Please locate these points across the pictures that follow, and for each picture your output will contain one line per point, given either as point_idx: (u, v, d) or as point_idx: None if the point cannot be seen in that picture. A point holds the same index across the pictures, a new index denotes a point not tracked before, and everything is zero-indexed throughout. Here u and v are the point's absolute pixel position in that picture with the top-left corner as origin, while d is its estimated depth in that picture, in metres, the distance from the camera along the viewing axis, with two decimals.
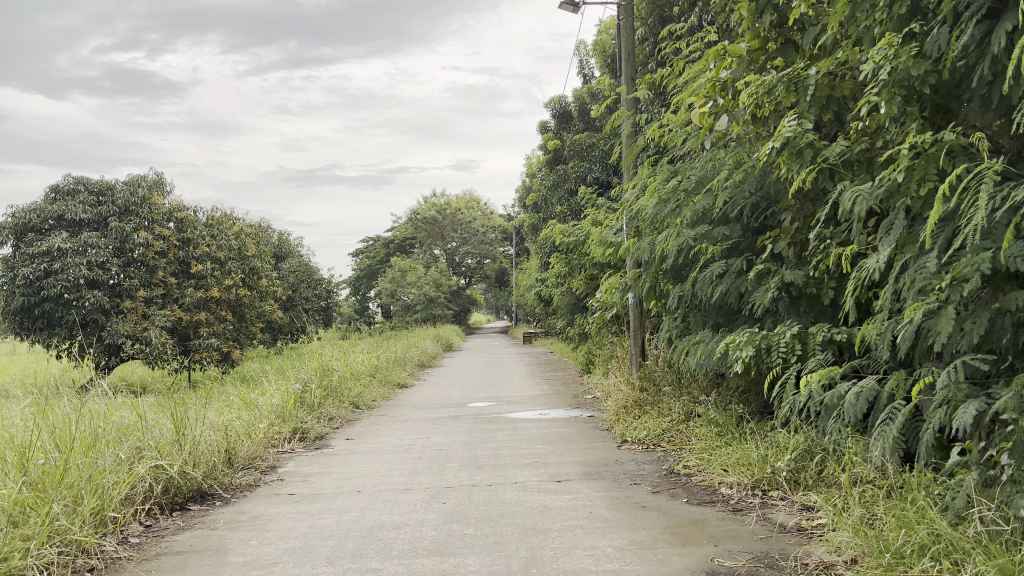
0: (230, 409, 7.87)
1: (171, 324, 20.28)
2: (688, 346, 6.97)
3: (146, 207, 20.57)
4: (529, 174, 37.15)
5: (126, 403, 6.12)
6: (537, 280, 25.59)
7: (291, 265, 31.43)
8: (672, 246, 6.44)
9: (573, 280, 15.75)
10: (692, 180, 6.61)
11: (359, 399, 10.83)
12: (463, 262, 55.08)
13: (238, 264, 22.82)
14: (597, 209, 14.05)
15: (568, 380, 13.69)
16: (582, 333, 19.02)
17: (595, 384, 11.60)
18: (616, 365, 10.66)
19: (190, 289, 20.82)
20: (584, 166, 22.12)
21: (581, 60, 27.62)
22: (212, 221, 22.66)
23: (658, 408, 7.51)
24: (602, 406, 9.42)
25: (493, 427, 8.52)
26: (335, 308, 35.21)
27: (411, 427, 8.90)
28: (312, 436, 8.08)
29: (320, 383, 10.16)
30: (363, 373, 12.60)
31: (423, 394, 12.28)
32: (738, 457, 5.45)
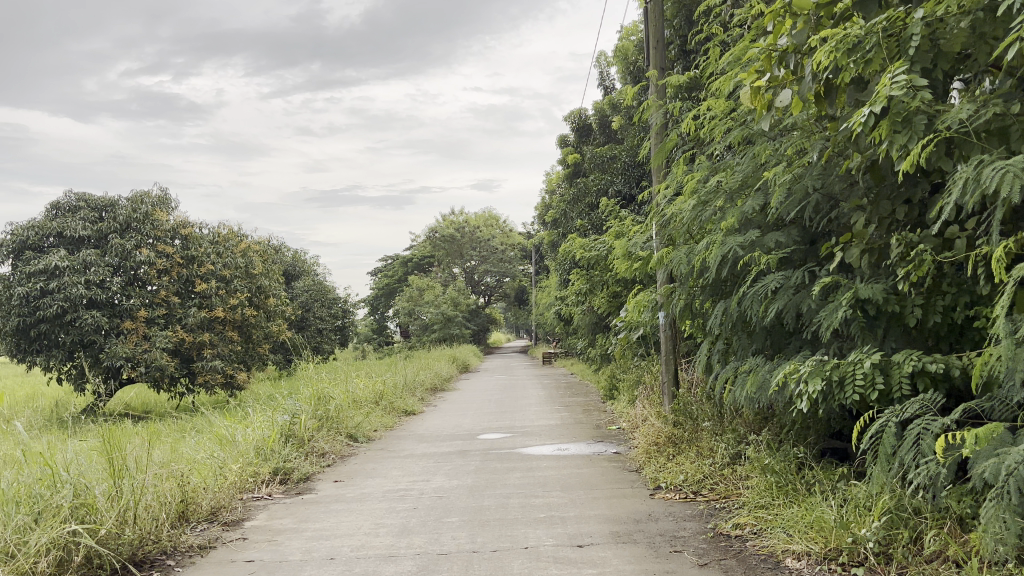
0: (201, 451, 6.84)
1: (173, 346, 19.24)
2: (733, 375, 5.90)
3: (149, 223, 19.76)
4: (548, 189, 36.27)
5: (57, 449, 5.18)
6: (557, 298, 24.56)
7: (304, 284, 30.56)
8: (716, 256, 5.38)
9: (596, 297, 14.68)
10: (738, 177, 5.57)
11: (358, 432, 9.77)
12: (482, 280, 54.17)
13: (245, 282, 21.88)
14: (621, 220, 13.00)
15: (590, 407, 12.59)
16: (604, 354, 17.92)
17: (621, 414, 10.46)
18: (644, 394, 9.55)
19: (193, 309, 19.87)
20: (605, 179, 21.11)
21: (602, 70, 26.75)
22: (219, 238, 21.79)
23: (696, 448, 6.45)
24: (629, 440, 8.33)
25: (504, 466, 7.39)
26: (352, 328, 34.23)
27: (412, 464, 7.83)
28: (295, 478, 7.04)
29: (313, 414, 9.13)
30: (366, 402, 11.54)
31: (431, 424, 11.18)
32: (805, 519, 4.36)
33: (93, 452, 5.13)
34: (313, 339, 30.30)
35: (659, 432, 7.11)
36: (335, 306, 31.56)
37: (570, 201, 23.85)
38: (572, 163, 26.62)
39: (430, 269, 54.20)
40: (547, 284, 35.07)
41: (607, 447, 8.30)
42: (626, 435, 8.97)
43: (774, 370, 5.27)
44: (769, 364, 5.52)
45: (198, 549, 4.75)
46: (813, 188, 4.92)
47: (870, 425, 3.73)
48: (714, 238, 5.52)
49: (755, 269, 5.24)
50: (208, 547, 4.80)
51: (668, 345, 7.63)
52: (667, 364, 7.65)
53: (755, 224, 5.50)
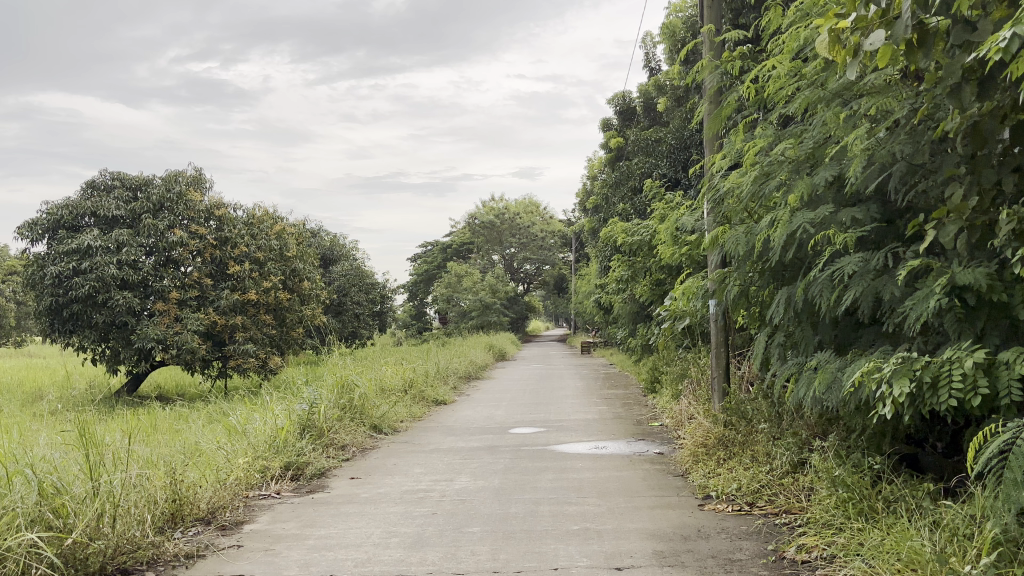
0: (207, 449, 6.33)
1: (205, 329, 18.83)
2: (798, 373, 5.21)
3: (182, 203, 19.35)
4: (590, 175, 35.61)
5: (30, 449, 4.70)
6: (597, 287, 23.91)
7: (342, 268, 30.16)
8: (780, 234, 4.66)
9: (637, 285, 13.98)
10: (808, 144, 4.86)
11: (383, 422, 9.20)
12: (521, 268, 53.60)
13: (280, 265, 21.32)
14: (666, 203, 12.28)
15: (630, 401, 11.90)
16: (645, 345, 17.23)
17: (664, 409, 9.73)
18: (690, 388, 8.84)
19: (226, 291, 19.43)
20: (649, 162, 20.31)
21: (647, 52, 25.99)
22: (253, 219, 21.11)
23: (752, 452, 5.78)
24: (673, 440, 7.65)
25: (535, 466, 6.74)
26: (390, 313, 33.87)
27: (437, 460, 7.23)
28: (309, 474, 6.47)
29: (334, 404, 8.59)
30: (394, 391, 10.96)
31: (462, 415, 10.59)
32: (892, 546, 3.68)
33: (69, 454, 4.62)
34: (350, 325, 29.94)
35: (711, 434, 6.45)
36: (372, 291, 31.18)
37: (613, 185, 23.07)
38: (614, 147, 25.84)
39: (470, 256, 53.70)
40: (586, 271, 34.36)
41: (651, 446, 7.63)
42: (669, 433, 8.28)
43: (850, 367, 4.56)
44: (840, 361, 4.81)
45: (185, 558, 4.17)
46: (900, 155, 4.19)
47: (986, 449, 3.06)
48: (778, 214, 4.80)
49: (829, 250, 4.51)
50: (197, 555, 4.22)
51: (720, 337, 6.95)
52: (717, 357, 6.95)
53: (827, 199, 4.78)
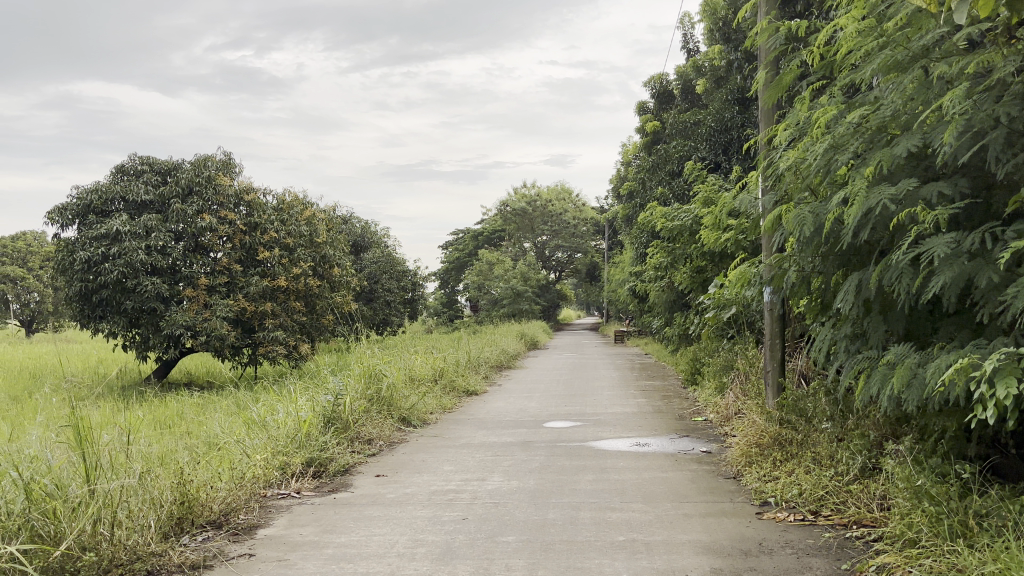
0: (223, 449, 5.95)
1: (234, 316, 18.59)
2: (869, 369, 4.68)
3: (211, 188, 19.04)
4: (625, 161, 35.01)
5: (24, 448, 4.37)
6: (632, 275, 23.35)
7: (374, 255, 29.81)
8: (855, 212, 4.12)
9: (676, 272, 13.43)
10: (888, 110, 4.31)
11: (412, 415, 8.78)
12: (553, 256, 53.06)
13: (309, 251, 20.89)
14: (709, 186, 11.73)
15: (670, 393, 11.38)
16: (683, 334, 16.67)
17: (709, 404, 9.17)
18: (739, 381, 8.28)
19: (255, 277, 19.14)
20: (688, 146, 19.67)
21: (685, 34, 25.32)
22: (283, 204, 20.71)
23: (814, 454, 5.27)
24: (722, 438, 7.13)
25: (574, 465, 6.27)
26: (422, 301, 33.54)
27: (468, 456, 6.79)
28: (331, 471, 6.05)
29: (360, 395, 8.18)
30: (424, 381, 10.54)
31: (494, 407, 10.14)
32: (1001, 574, 3.15)
33: (64, 454, 4.26)
34: (381, 312, 29.63)
35: (766, 433, 5.93)
36: (403, 279, 30.84)
37: (650, 169, 22.43)
38: (651, 131, 25.20)
39: (501, 244, 53.22)
40: (621, 259, 33.74)
41: (697, 443, 7.12)
42: (715, 429, 7.76)
43: (935, 361, 4.02)
44: (922, 356, 4.28)
45: (189, 570, 3.76)
46: (1003, 120, 3.65)
47: None
48: (853, 189, 4.26)
49: (914, 230, 3.97)
50: (203, 566, 3.81)
51: (774, 328, 6.42)
52: (772, 350, 6.41)
53: (909, 172, 4.24)
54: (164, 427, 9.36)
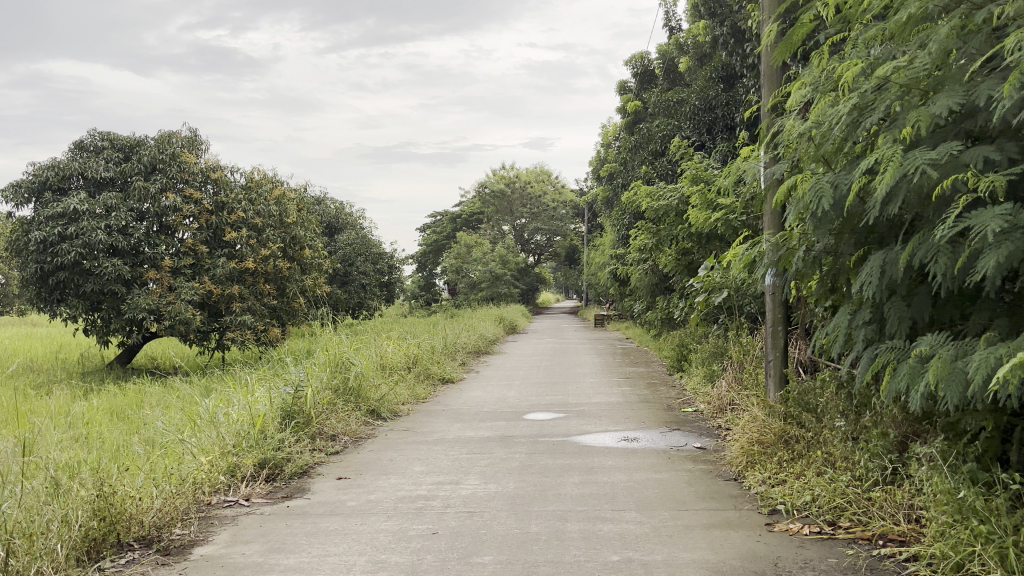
0: (163, 454, 5.36)
1: (200, 298, 17.82)
2: (895, 362, 4.10)
3: (176, 165, 18.20)
4: (606, 143, 34.43)
5: None
6: (613, 258, 22.82)
7: (348, 237, 29.01)
8: (885, 182, 3.51)
9: (662, 254, 12.89)
10: (923, 63, 3.68)
11: (382, 406, 8.17)
12: (532, 239, 52.46)
13: (279, 232, 20.06)
14: (697, 164, 11.16)
15: (655, 381, 10.85)
16: (667, 318, 16.16)
17: (700, 394, 8.60)
18: (732, 371, 7.71)
19: (222, 259, 18.32)
20: (671, 125, 19.11)
21: (667, 11, 24.73)
22: (251, 183, 19.89)
23: (827, 456, 4.70)
24: (718, 433, 6.58)
25: (558, 464, 5.68)
26: (398, 285, 32.84)
27: (441, 454, 6.18)
28: (288, 473, 5.43)
29: (325, 386, 7.57)
30: (396, 369, 9.91)
31: (471, 396, 9.52)
32: None
33: None
34: (356, 296, 28.89)
35: (770, 430, 5.36)
36: (379, 262, 30.12)
37: (631, 149, 21.84)
38: (632, 111, 24.63)
39: (480, 227, 52.54)
40: (601, 242, 33.19)
41: (691, 439, 6.55)
42: (708, 422, 7.20)
43: (981, 355, 3.44)
44: (958, 349, 3.70)
45: None
46: None
47: None
48: (882, 156, 3.65)
49: (958, 202, 3.38)
50: None
51: (776, 314, 5.84)
52: (774, 339, 5.85)
53: (946, 136, 3.63)
54: (115, 419, 8.71)
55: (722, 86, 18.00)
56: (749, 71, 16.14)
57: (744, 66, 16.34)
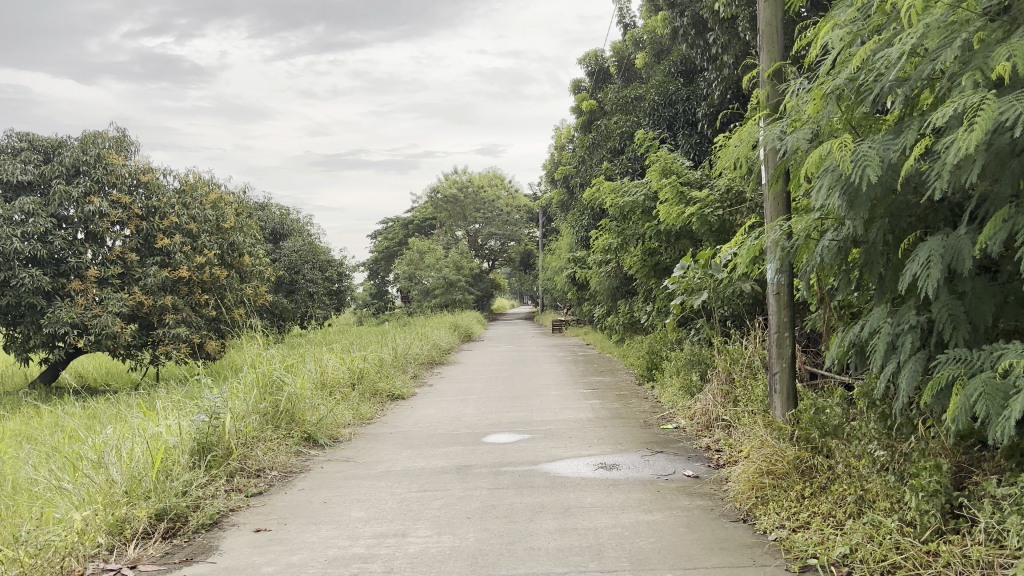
0: (30, 514, 4.25)
1: (129, 311, 16.40)
2: (964, 377, 3.21)
3: (101, 167, 16.79)
4: (560, 145, 33.71)
5: None
6: (571, 261, 21.99)
7: (294, 244, 27.67)
8: (976, 137, 2.60)
9: (626, 254, 12.04)
10: None
11: (320, 432, 7.12)
12: (486, 244, 51.51)
13: (215, 238, 18.74)
14: (664, 157, 10.31)
15: (624, 392, 9.97)
16: (630, 322, 15.35)
17: (681, 409, 7.68)
18: (719, 382, 6.82)
19: (153, 268, 16.91)
20: (630, 120, 18.36)
21: (621, 7, 24.05)
22: (185, 187, 18.57)
23: (862, 494, 3.80)
24: (714, 460, 5.66)
25: (528, 505, 4.69)
26: (348, 293, 31.55)
27: (385, 492, 5.14)
28: (193, 526, 4.36)
29: (250, 413, 6.49)
30: (338, 388, 8.79)
31: (422, 416, 8.50)
32: None
33: None
34: (303, 305, 27.53)
35: (783, 457, 4.46)
36: (327, 270, 28.85)
37: (588, 148, 21.04)
38: (587, 110, 23.87)
39: (432, 232, 51.37)
40: (556, 246, 32.38)
41: (683, 466, 5.61)
42: (697, 444, 6.29)
43: None
44: None
45: None
46: None
47: None
48: (964, 104, 2.74)
49: None
50: None
51: (784, 319, 4.93)
52: (780, 348, 4.92)
53: None
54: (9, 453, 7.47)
55: (682, 80, 17.30)
56: (710, 63, 15.44)
57: (705, 59, 15.65)
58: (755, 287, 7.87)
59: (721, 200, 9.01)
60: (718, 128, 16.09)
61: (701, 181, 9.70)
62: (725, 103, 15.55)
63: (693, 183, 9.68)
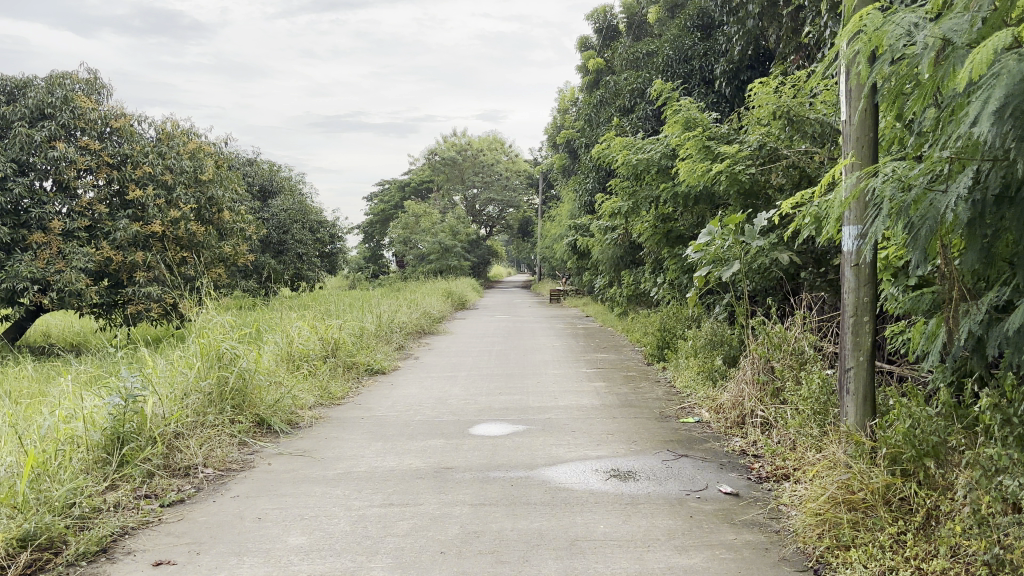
0: None
1: (96, 267, 15.05)
2: None
3: (68, 111, 15.28)
4: (564, 107, 32.38)
5: None
6: (573, 227, 20.82)
7: (283, 203, 26.35)
8: None
9: (638, 219, 10.85)
10: None
11: (275, 417, 6.01)
12: (484, 210, 50.26)
13: (192, 190, 17.40)
14: (686, 108, 9.07)
15: (633, 373, 8.85)
16: (636, 293, 14.22)
17: (704, 400, 6.55)
18: (754, 372, 5.67)
19: (124, 221, 15.52)
20: (641, 76, 17.06)
21: None
22: (161, 136, 17.22)
23: (999, 551, 2.67)
24: (758, 471, 4.57)
25: (521, 535, 3.56)
26: (341, 256, 30.40)
27: (337, 506, 4.01)
28: (68, 557, 3.22)
29: (183, 397, 5.37)
30: (306, 363, 7.63)
31: (403, 397, 7.37)
32: None
33: None
34: (292, 267, 26.24)
35: (864, 485, 3.36)
36: (317, 230, 27.58)
37: (594, 107, 19.74)
38: (594, 69, 22.53)
39: (429, 196, 49.93)
40: (557, 212, 31.17)
41: (719, 480, 4.46)
42: (730, 448, 5.21)
43: None
44: None
45: None
46: None
47: None
48: None
49: None
50: None
51: (864, 299, 3.73)
52: (858, 337, 3.76)
53: None
54: None
55: (699, 35, 16.01)
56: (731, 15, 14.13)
57: (725, 10, 14.35)
58: (792, 259, 6.78)
59: (752, 156, 7.74)
60: (736, 87, 14.84)
61: (728, 136, 8.48)
62: (745, 59, 14.28)
63: (719, 138, 8.47)
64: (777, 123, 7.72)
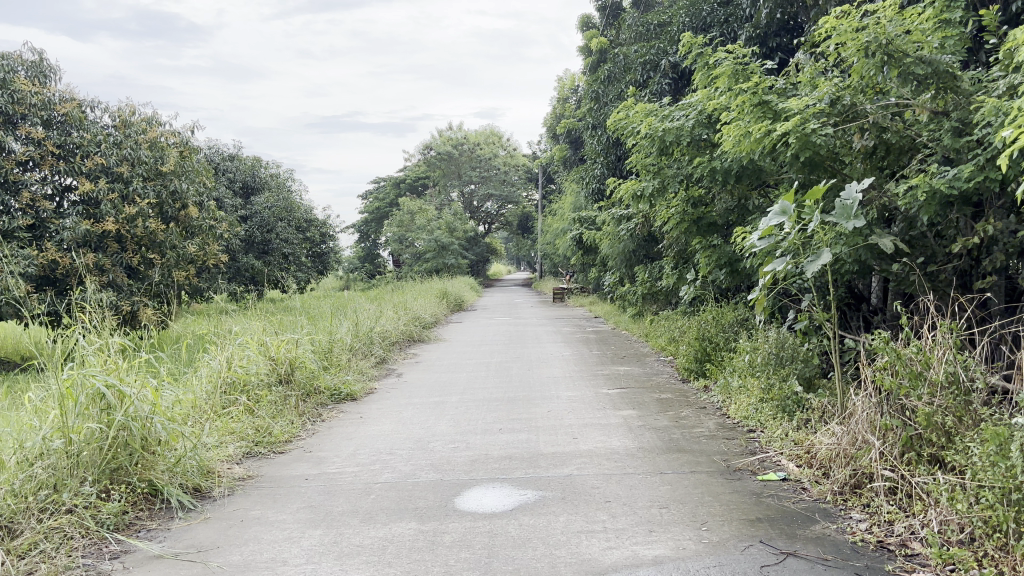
0: None
1: (37, 273, 12.50)
2: None
3: (6, 94, 12.37)
4: (563, 95, 30.55)
5: None
6: (577, 221, 18.99)
7: (267, 199, 24.23)
8: None
9: (663, 203, 8.99)
10: None
11: (173, 487, 4.18)
12: (482, 207, 48.43)
13: (153, 183, 15.17)
14: (732, 57, 7.15)
15: (668, 395, 7.00)
16: (656, 291, 12.40)
17: (783, 444, 4.74)
18: (869, 410, 3.94)
19: (73, 217, 12.97)
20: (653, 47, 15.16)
21: None
22: (118, 122, 14.92)
23: None
24: None
25: None
26: (331, 256, 28.41)
27: None
28: None
29: (15, 476, 3.51)
30: (242, 396, 5.76)
31: (370, 437, 5.53)
32: None
33: None
34: (277, 268, 24.11)
35: None
36: (302, 227, 25.50)
37: (600, 84, 17.81)
38: (598, 49, 20.65)
39: (425, 192, 47.84)
40: (557, 206, 29.37)
41: None
42: (855, 530, 3.44)
43: None
44: None
45: None
46: None
47: None
48: None
49: None
50: None
51: None
52: None
53: None
54: None
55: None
56: None
57: None
58: (897, 245, 5.05)
59: (824, 112, 5.89)
60: (764, 55, 12.96)
61: (787, 91, 6.63)
62: (774, 23, 12.42)
63: (776, 94, 6.62)
64: (859, 68, 5.88)
